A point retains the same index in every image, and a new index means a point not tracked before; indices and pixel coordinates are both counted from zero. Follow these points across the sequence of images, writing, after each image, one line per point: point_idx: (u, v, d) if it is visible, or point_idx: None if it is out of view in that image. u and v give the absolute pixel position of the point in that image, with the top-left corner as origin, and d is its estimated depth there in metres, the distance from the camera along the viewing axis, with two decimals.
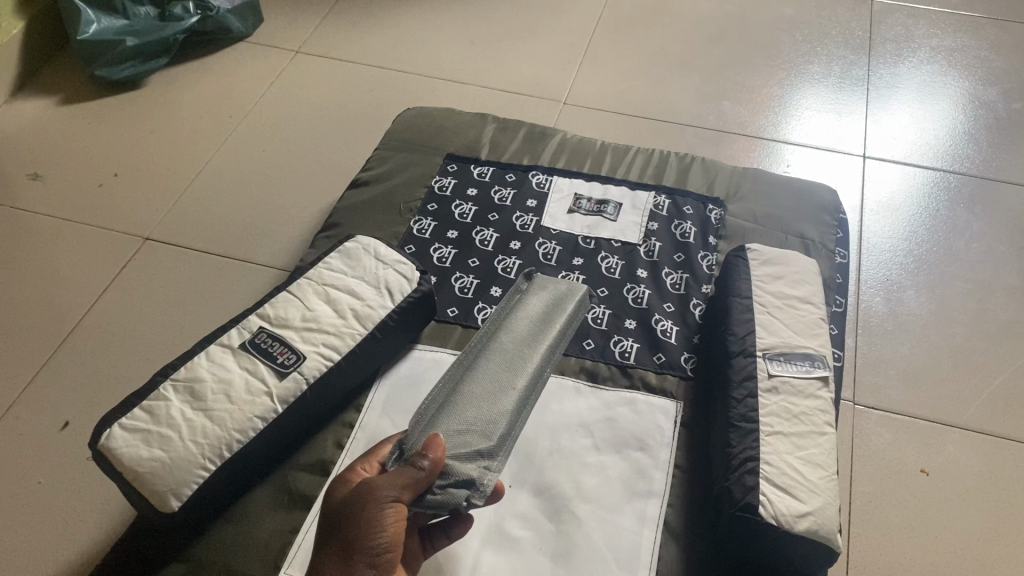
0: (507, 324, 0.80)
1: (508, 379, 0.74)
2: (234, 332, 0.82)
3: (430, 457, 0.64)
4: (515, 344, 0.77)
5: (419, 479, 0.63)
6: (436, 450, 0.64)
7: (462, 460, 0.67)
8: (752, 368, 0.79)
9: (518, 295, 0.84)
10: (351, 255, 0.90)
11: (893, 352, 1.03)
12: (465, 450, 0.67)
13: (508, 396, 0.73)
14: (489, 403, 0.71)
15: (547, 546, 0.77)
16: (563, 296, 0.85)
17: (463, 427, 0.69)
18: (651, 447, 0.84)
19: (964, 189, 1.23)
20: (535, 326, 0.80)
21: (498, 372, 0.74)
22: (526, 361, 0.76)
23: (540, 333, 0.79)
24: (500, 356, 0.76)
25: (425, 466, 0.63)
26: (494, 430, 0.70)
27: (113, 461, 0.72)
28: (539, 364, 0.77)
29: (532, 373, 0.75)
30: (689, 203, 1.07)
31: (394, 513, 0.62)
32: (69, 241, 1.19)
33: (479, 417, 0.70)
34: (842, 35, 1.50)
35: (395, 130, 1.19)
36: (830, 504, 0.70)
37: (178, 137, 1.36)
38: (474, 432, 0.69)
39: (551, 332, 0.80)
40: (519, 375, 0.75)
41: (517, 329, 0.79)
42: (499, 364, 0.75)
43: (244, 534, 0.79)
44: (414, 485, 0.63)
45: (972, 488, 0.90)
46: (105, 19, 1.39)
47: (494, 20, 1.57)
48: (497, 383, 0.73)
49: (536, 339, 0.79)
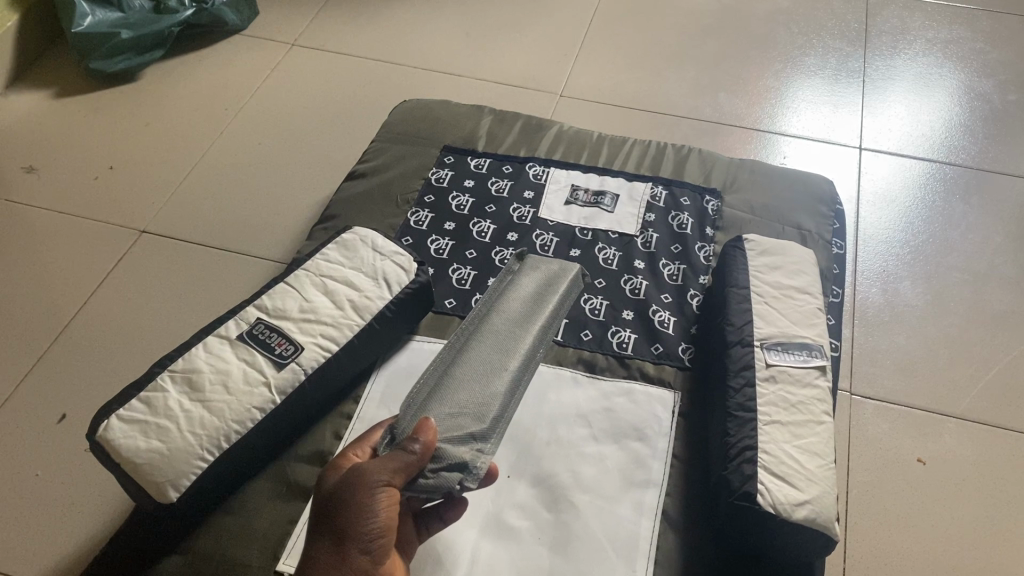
0: (498, 306, 0.80)
1: (500, 361, 0.75)
2: (231, 324, 0.82)
3: (421, 440, 0.64)
4: (506, 326, 0.78)
5: (411, 463, 0.63)
6: (427, 434, 0.65)
7: (455, 443, 0.67)
8: (750, 358, 0.80)
9: (510, 276, 0.85)
10: (349, 246, 0.90)
11: (890, 343, 1.03)
12: (457, 433, 0.68)
13: (500, 379, 0.73)
14: (481, 386, 0.72)
15: (545, 535, 0.77)
16: (554, 276, 0.85)
17: (456, 410, 0.70)
18: (649, 437, 0.84)
19: (960, 180, 1.23)
20: (527, 307, 0.80)
21: (490, 355, 0.75)
22: (519, 342, 0.77)
23: (531, 314, 0.80)
24: (492, 338, 0.76)
25: (416, 450, 0.64)
26: (486, 413, 0.70)
27: (112, 452, 0.72)
28: (531, 345, 0.77)
29: (524, 355, 0.76)
30: (686, 194, 1.07)
31: (387, 497, 0.62)
32: (66, 234, 1.18)
33: (472, 400, 0.71)
34: (838, 27, 1.50)
35: (392, 122, 1.19)
36: (828, 493, 0.70)
37: (175, 130, 1.35)
38: (467, 416, 0.70)
39: (544, 312, 0.81)
40: (512, 357, 0.75)
41: (509, 311, 0.80)
42: (491, 347, 0.76)
43: (242, 526, 0.79)
44: (406, 469, 0.63)
45: (968, 477, 0.91)
46: (100, 11, 1.38)
47: (490, 13, 1.56)
48: (489, 366, 0.74)
49: (528, 320, 0.79)
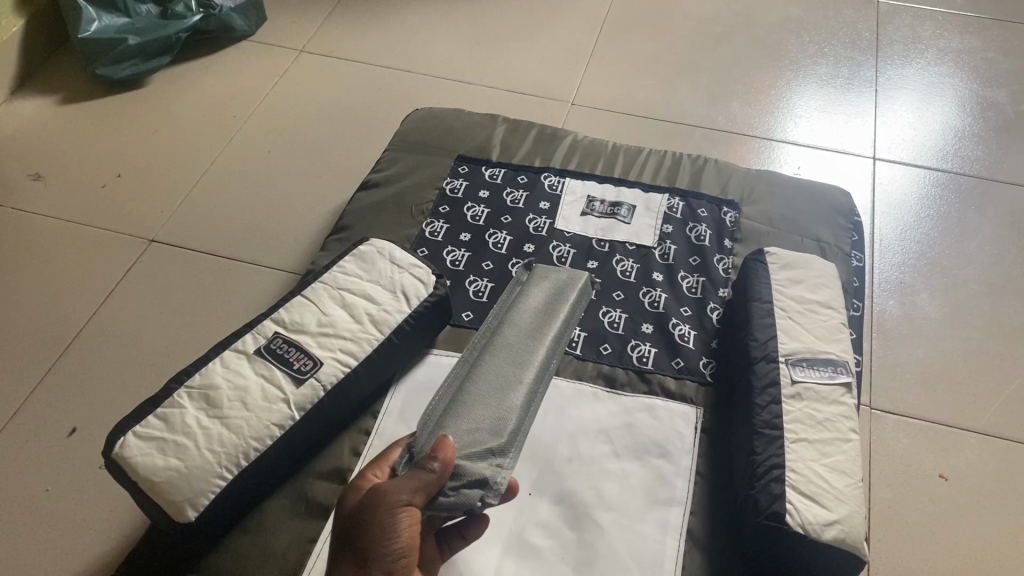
0: (509, 318, 0.80)
1: (515, 374, 0.74)
2: (249, 338, 0.81)
3: (440, 458, 0.63)
4: (518, 338, 0.77)
5: (431, 482, 0.62)
6: (446, 452, 0.64)
7: (474, 459, 0.66)
8: (776, 374, 0.79)
9: (519, 287, 0.85)
10: (366, 258, 0.89)
11: (909, 357, 1.02)
12: (476, 449, 0.67)
13: (516, 393, 0.72)
14: (497, 400, 0.71)
15: (569, 554, 0.76)
16: (564, 285, 0.85)
17: (473, 425, 0.69)
18: (672, 453, 0.83)
19: (975, 190, 1.23)
20: (537, 318, 0.80)
21: (504, 368, 0.74)
22: (532, 354, 0.76)
23: (543, 325, 0.80)
24: (505, 352, 0.76)
25: (436, 468, 0.63)
26: (504, 427, 0.69)
27: (128, 469, 0.71)
28: (544, 357, 0.77)
29: (538, 367, 0.76)
30: (704, 205, 1.06)
31: (408, 518, 0.61)
32: (73, 243, 1.17)
33: (488, 415, 0.70)
34: (849, 35, 1.50)
35: (405, 131, 1.18)
36: (857, 512, 0.70)
37: (183, 136, 1.34)
38: (484, 431, 0.69)
39: (555, 323, 0.80)
40: (526, 369, 0.75)
41: (521, 322, 0.79)
42: (505, 359, 0.75)
43: (260, 545, 0.77)
44: (426, 488, 0.62)
45: (990, 492, 0.90)
46: (107, 17, 1.38)
47: (499, 20, 1.55)
48: (504, 379, 0.73)
49: (540, 331, 0.79)
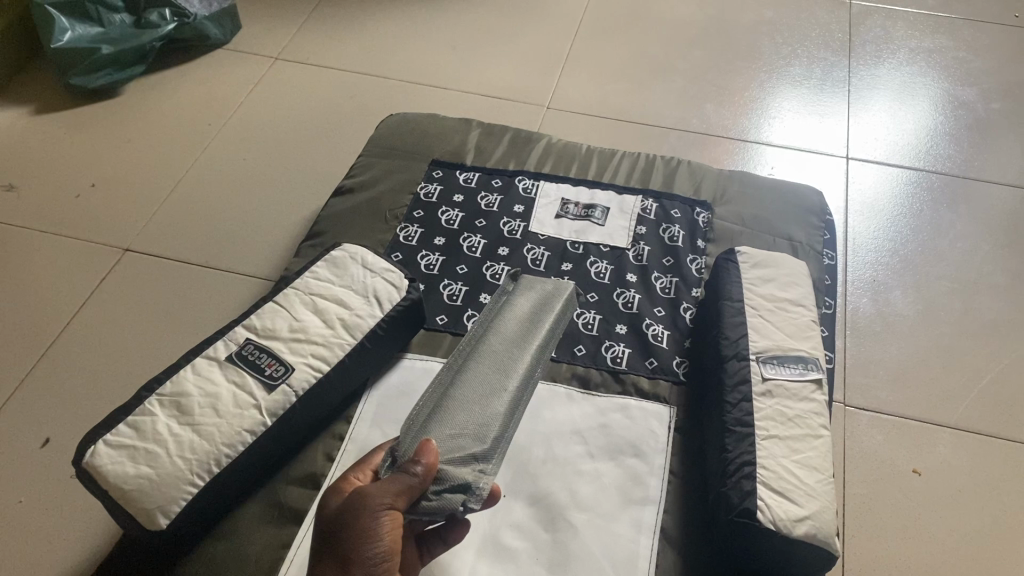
0: (495, 325, 0.80)
1: (499, 381, 0.74)
2: (220, 345, 0.80)
3: (423, 462, 0.63)
4: (503, 345, 0.77)
5: (413, 486, 0.62)
6: (429, 456, 0.63)
7: (457, 464, 0.66)
8: (746, 372, 0.79)
9: (505, 295, 0.85)
10: (339, 263, 0.89)
11: (882, 354, 1.03)
12: (459, 455, 0.67)
13: (500, 399, 0.72)
14: (480, 406, 0.71)
15: (543, 555, 0.76)
16: (550, 295, 0.85)
17: (456, 431, 0.69)
18: (646, 453, 0.83)
19: (947, 189, 1.24)
20: (522, 326, 0.80)
21: (488, 375, 0.74)
22: (516, 361, 0.76)
23: (528, 333, 0.79)
24: (489, 359, 0.76)
25: (418, 472, 0.62)
26: (487, 433, 0.69)
27: (98, 479, 0.70)
28: (529, 364, 0.76)
29: (522, 373, 0.75)
30: (677, 206, 1.07)
31: (390, 521, 0.61)
32: (46, 253, 1.16)
33: (471, 421, 0.70)
34: (822, 36, 1.52)
35: (379, 136, 1.18)
36: (828, 507, 0.70)
37: (157, 145, 1.33)
38: (467, 436, 0.68)
39: (540, 331, 0.80)
40: (510, 376, 0.74)
41: (505, 329, 0.79)
42: (489, 365, 0.75)
43: (233, 553, 0.76)
44: (409, 491, 0.62)
45: (963, 486, 0.91)
46: (80, 27, 1.36)
47: (474, 25, 1.56)
48: (488, 386, 0.73)
49: (525, 339, 0.78)
